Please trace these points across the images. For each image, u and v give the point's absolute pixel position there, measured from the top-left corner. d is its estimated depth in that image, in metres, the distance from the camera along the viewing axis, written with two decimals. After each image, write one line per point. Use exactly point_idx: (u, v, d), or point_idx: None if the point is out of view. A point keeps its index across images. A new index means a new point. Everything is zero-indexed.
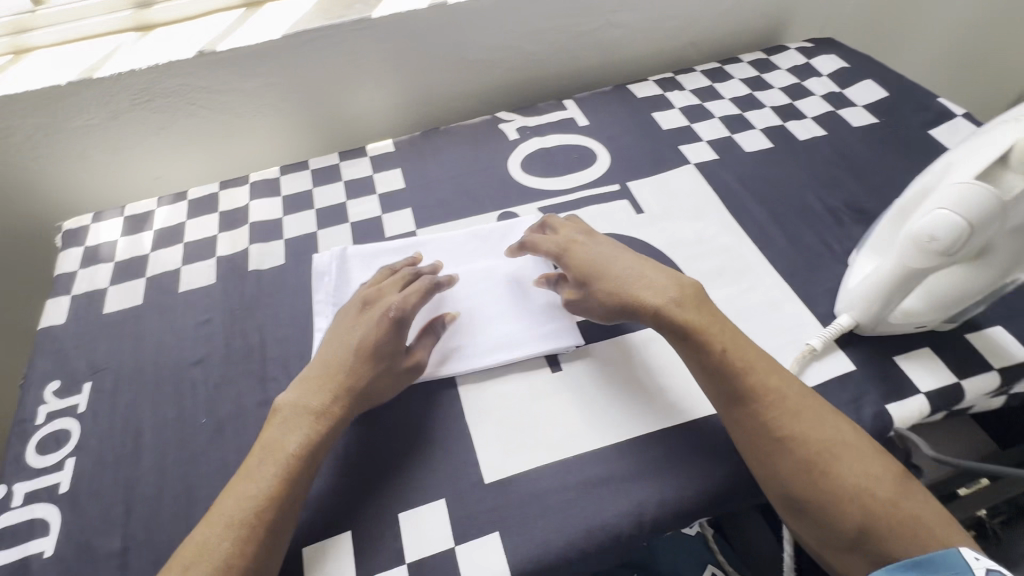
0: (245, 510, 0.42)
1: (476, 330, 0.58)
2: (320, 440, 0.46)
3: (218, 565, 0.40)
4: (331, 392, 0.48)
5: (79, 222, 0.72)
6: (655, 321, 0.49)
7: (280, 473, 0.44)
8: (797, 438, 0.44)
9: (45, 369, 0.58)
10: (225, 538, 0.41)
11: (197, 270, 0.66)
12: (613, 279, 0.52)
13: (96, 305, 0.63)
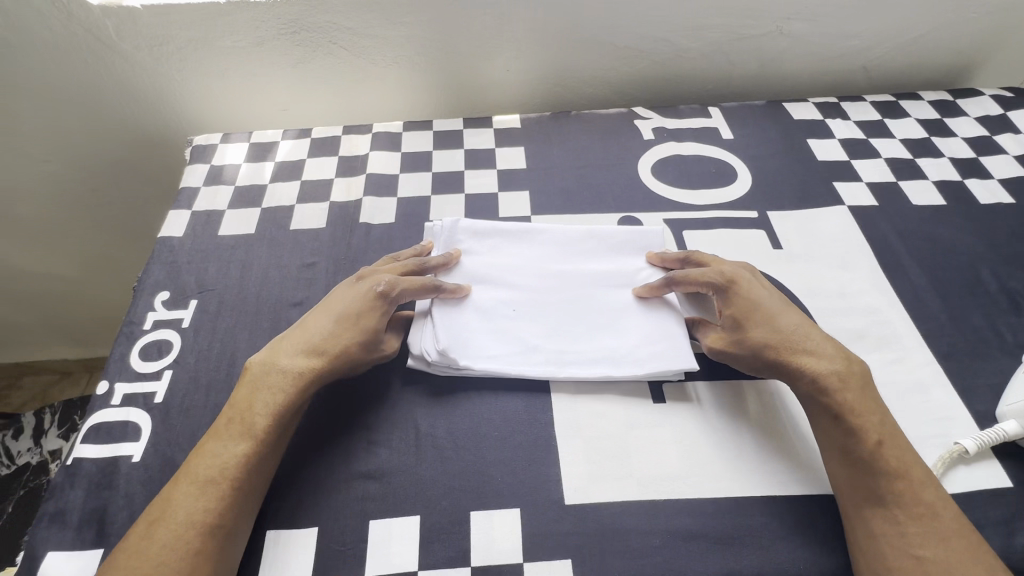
0: (208, 468, 0.43)
1: (581, 338, 0.54)
2: (286, 403, 0.46)
3: (182, 517, 0.40)
4: (302, 359, 0.48)
5: (209, 139, 0.74)
6: (809, 389, 0.46)
7: (247, 436, 0.44)
8: (935, 564, 0.39)
9: (158, 277, 0.60)
10: (188, 493, 0.41)
11: (310, 211, 0.65)
12: (777, 332, 0.48)
13: (213, 225, 0.64)
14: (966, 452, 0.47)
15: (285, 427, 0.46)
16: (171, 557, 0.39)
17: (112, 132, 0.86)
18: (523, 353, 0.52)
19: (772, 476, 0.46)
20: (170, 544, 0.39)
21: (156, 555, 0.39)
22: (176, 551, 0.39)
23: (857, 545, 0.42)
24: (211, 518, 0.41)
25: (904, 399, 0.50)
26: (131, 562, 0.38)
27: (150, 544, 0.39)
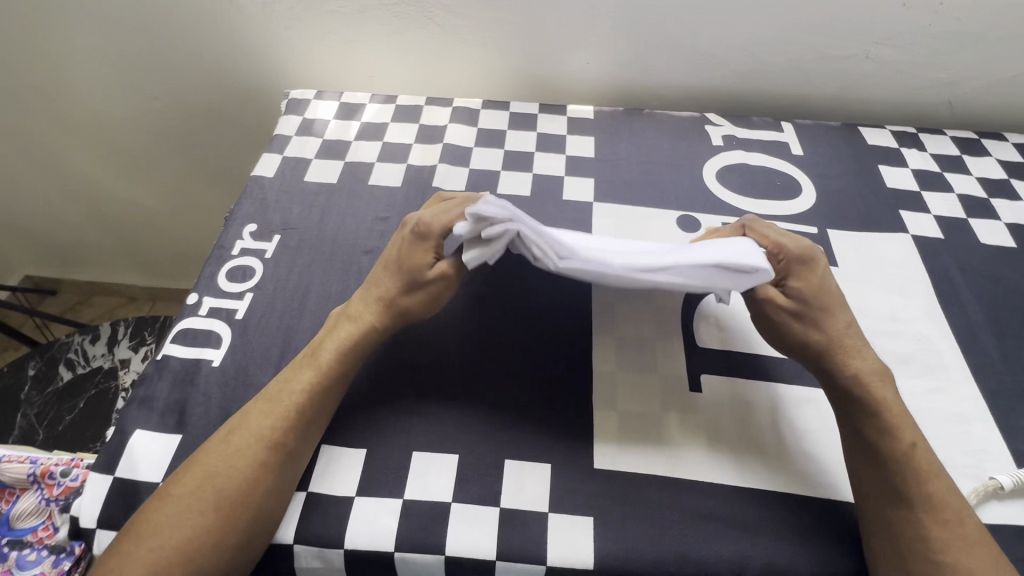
0: (280, 395, 0.47)
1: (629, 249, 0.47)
2: (352, 349, 0.49)
3: (252, 430, 0.45)
4: (369, 303, 0.51)
5: (303, 94, 0.80)
6: (857, 389, 0.46)
7: (315, 368, 0.48)
8: (958, 566, 0.40)
9: (248, 211, 0.65)
10: (259, 411, 0.46)
11: (387, 170, 0.70)
12: (835, 323, 0.47)
13: (300, 170, 0.69)
14: (1000, 487, 0.47)
15: (348, 371, 0.49)
16: (240, 465, 0.43)
17: (215, 79, 0.94)
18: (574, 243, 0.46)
19: (796, 474, 0.48)
20: (240, 455, 0.44)
21: (228, 460, 0.44)
22: (244, 462, 0.44)
23: (877, 544, 0.43)
24: (277, 438, 0.45)
25: (942, 427, 0.51)
26: (206, 463, 0.43)
27: (224, 451, 0.44)
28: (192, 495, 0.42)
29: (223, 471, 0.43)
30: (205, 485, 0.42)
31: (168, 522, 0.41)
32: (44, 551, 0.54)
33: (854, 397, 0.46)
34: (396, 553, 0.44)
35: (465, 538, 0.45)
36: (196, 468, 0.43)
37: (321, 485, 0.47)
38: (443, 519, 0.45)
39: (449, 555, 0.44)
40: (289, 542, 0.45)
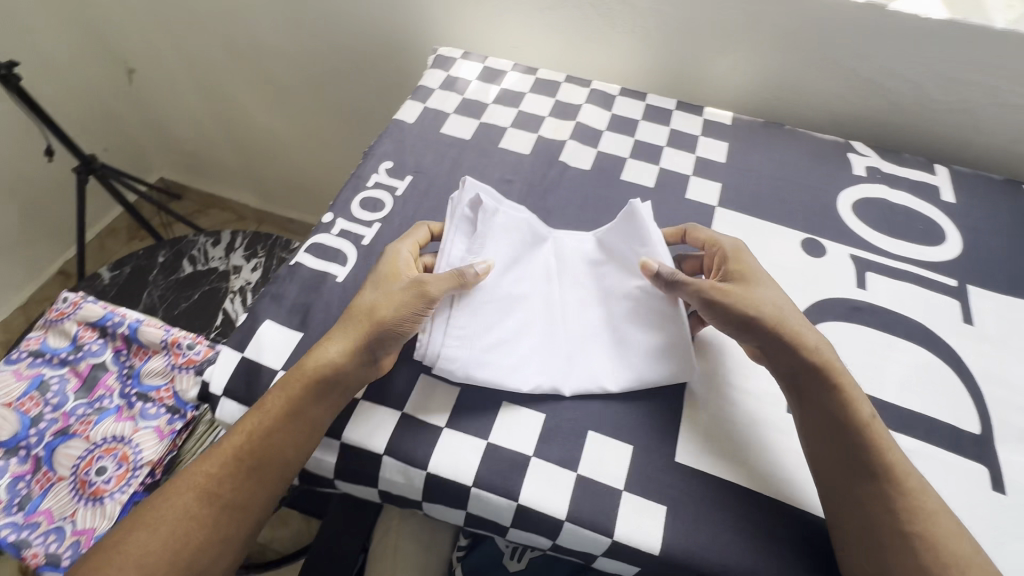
0: (227, 442, 0.48)
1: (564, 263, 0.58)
2: (297, 402, 0.47)
3: (200, 474, 0.47)
4: (337, 336, 0.49)
5: (451, 52, 0.83)
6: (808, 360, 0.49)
7: (262, 420, 0.47)
8: (923, 538, 0.42)
9: (386, 149, 0.70)
10: (209, 455, 0.48)
11: (518, 136, 0.72)
12: (774, 302, 0.51)
13: (438, 121, 0.73)
14: None
15: (295, 421, 0.47)
16: (171, 524, 0.45)
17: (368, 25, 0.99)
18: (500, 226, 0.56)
19: None
20: (177, 510, 0.46)
21: (163, 519, 0.46)
22: (179, 518, 0.46)
23: (851, 508, 0.44)
24: (213, 491, 0.47)
25: None
26: (143, 521, 0.46)
27: (160, 510, 0.46)
28: (125, 550, 0.44)
29: (156, 532, 0.45)
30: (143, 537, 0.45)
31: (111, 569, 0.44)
32: (163, 408, 0.64)
33: (816, 372, 0.48)
34: (473, 489, 0.47)
35: (539, 492, 0.46)
36: (135, 524, 0.46)
37: (415, 407, 0.50)
38: (522, 470, 0.47)
39: (522, 504, 0.46)
40: (380, 450, 0.48)
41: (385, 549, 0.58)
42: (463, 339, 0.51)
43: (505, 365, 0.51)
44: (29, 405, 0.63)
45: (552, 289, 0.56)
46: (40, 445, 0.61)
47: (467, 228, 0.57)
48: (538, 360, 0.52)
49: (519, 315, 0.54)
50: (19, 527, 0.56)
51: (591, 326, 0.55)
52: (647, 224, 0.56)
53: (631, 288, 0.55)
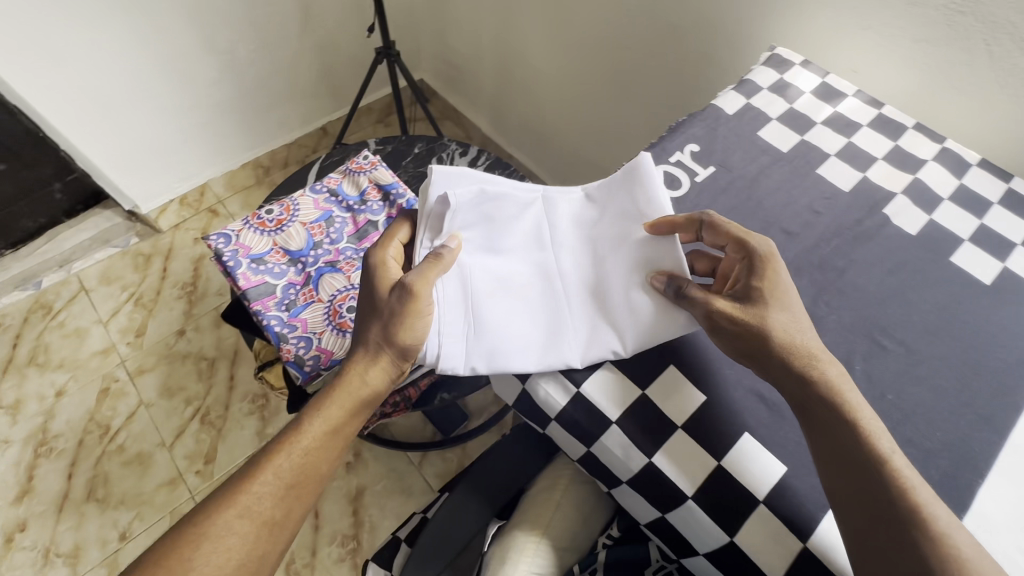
0: (268, 468, 0.53)
1: (560, 237, 0.58)
2: (338, 422, 0.56)
3: (243, 497, 0.52)
4: (360, 368, 0.58)
5: (791, 56, 0.75)
6: (779, 351, 0.49)
7: (307, 444, 0.55)
8: None
9: (695, 132, 0.66)
10: (251, 480, 0.53)
11: (840, 169, 0.64)
12: (788, 321, 0.50)
13: (757, 123, 0.67)
14: None
15: (335, 438, 0.56)
16: (221, 541, 0.50)
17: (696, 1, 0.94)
18: (482, 215, 0.57)
19: None
20: (222, 530, 0.50)
21: (211, 537, 0.50)
22: (227, 536, 0.50)
23: (882, 509, 0.43)
24: (255, 510, 0.52)
25: None
26: (191, 541, 0.49)
27: (203, 530, 0.50)
28: (183, 566, 0.49)
29: (205, 552, 0.49)
30: (197, 556, 0.49)
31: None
32: None
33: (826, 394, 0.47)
34: (689, 502, 0.47)
35: (755, 541, 0.45)
36: (181, 542, 0.50)
37: (657, 394, 0.51)
38: (744, 512, 0.46)
39: (734, 543, 0.46)
40: (612, 419, 0.50)
41: (546, 500, 0.61)
42: (460, 326, 0.53)
43: (507, 348, 0.52)
44: (316, 231, 0.74)
45: (548, 260, 0.57)
46: (313, 266, 0.72)
47: (433, 221, 0.57)
48: (541, 336, 0.53)
49: (512, 286, 0.56)
50: (283, 322, 0.68)
51: (595, 289, 0.55)
52: (645, 173, 0.56)
53: (637, 247, 0.55)
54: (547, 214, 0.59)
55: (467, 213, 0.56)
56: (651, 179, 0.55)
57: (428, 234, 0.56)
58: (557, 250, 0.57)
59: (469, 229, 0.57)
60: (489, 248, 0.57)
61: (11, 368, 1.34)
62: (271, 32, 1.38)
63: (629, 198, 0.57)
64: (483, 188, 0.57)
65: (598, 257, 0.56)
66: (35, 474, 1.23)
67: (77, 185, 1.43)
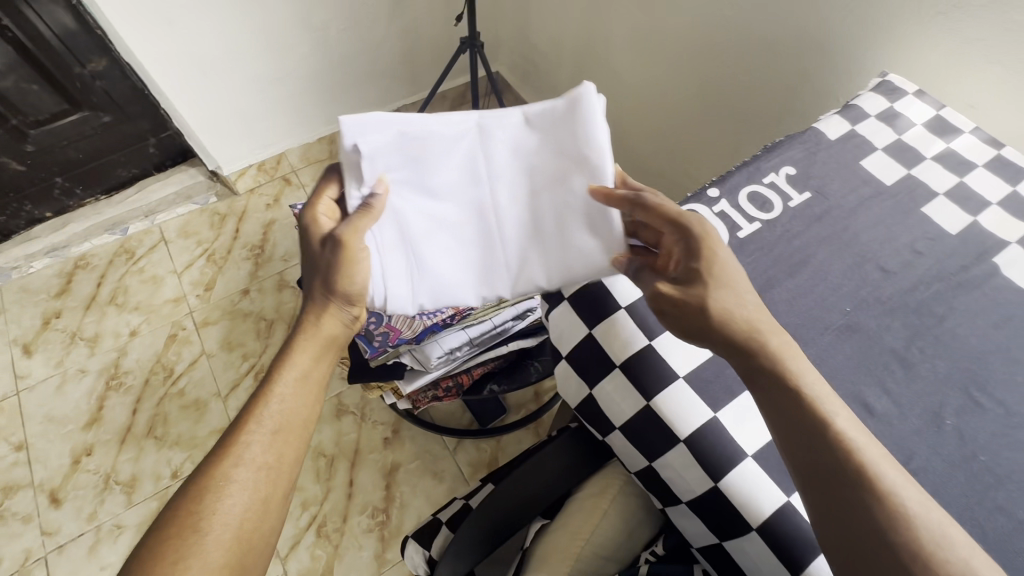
0: (250, 418, 0.54)
1: (496, 174, 0.56)
2: (305, 366, 0.58)
3: (235, 448, 0.52)
4: (313, 318, 0.60)
5: (904, 83, 0.71)
6: (720, 329, 0.48)
7: (281, 390, 0.56)
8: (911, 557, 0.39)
9: (793, 154, 0.64)
10: (238, 432, 0.53)
11: (948, 210, 0.60)
12: (733, 302, 0.48)
13: (861, 151, 0.64)
14: None
15: (307, 383, 0.58)
16: (227, 489, 0.50)
17: (800, 22, 0.91)
18: (412, 158, 0.54)
19: None
20: (226, 478, 0.50)
21: (216, 484, 0.50)
22: (231, 483, 0.50)
23: None
24: (248, 457, 0.52)
25: None
26: (194, 494, 0.49)
27: (207, 481, 0.50)
28: (193, 520, 0.48)
29: (208, 502, 0.49)
30: (207, 504, 0.49)
31: (192, 539, 0.47)
32: None
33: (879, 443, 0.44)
34: (753, 533, 0.46)
35: None
36: (191, 495, 0.49)
37: (727, 417, 0.49)
38: (810, 554, 0.45)
39: None
40: (681, 436, 0.49)
41: (594, 506, 0.60)
42: (396, 271, 0.57)
43: (451, 287, 0.58)
44: None
45: (483, 198, 0.57)
46: None
47: (353, 172, 0.55)
48: (474, 271, 0.58)
49: (445, 225, 0.57)
50: None
51: (531, 227, 0.57)
52: (591, 107, 0.53)
53: (574, 183, 0.55)
54: (478, 145, 0.56)
55: (388, 156, 0.54)
56: (591, 119, 0.53)
57: (351, 184, 0.54)
58: (494, 188, 0.56)
59: (398, 179, 0.55)
60: (423, 193, 0.56)
61: (93, 305, 1.44)
62: (364, 14, 1.42)
63: (573, 128, 0.54)
64: (401, 130, 0.53)
65: (534, 194, 0.57)
66: (104, 405, 1.33)
67: (169, 142, 1.52)
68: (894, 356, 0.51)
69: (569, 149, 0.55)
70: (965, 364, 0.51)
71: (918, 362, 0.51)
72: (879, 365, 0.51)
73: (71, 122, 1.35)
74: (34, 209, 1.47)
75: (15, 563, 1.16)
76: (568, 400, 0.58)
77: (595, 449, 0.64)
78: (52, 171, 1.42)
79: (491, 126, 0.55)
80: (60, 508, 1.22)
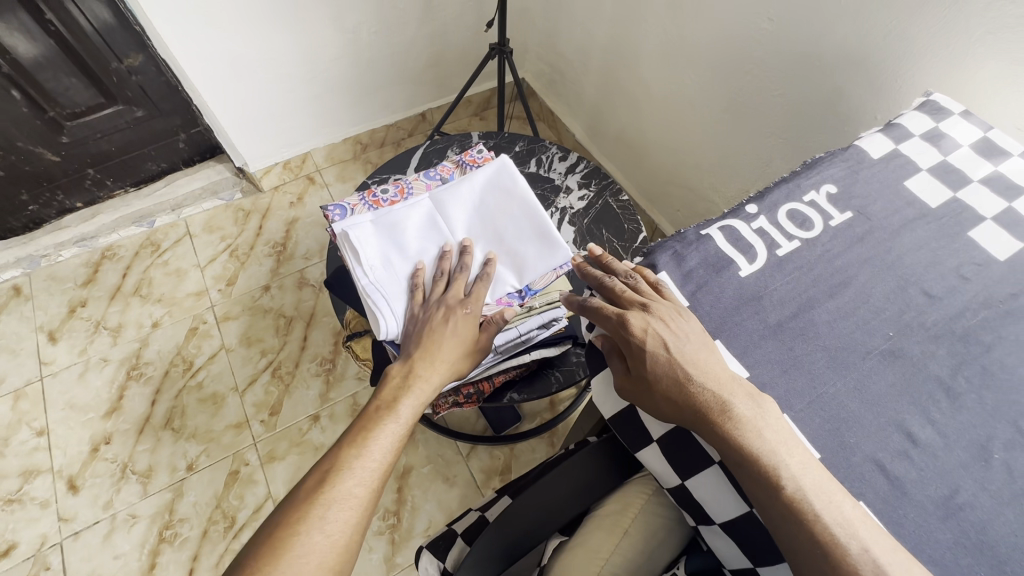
0: (366, 442, 0.57)
1: (454, 222, 0.80)
2: (417, 408, 0.61)
3: (353, 465, 0.55)
4: (432, 371, 0.64)
5: (950, 104, 0.68)
6: (672, 412, 0.49)
7: (397, 424, 0.59)
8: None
9: (833, 173, 0.62)
10: (355, 452, 0.56)
11: (997, 234, 0.58)
12: (679, 384, 0.49)
13: (904, 172, 0.62)
14: None
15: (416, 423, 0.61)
16: (344, 506, 0.52)
17: (840, 39, 0.89)
18: (392, 229, 0.77)
19: None
20: (346, 495, 0.53)
21: (335, 495, 0.52)
22: (350, 499, 0.53)
23: None
24: (363, 479, 0.54)
25: None
26: (312, 499, 0.52)
27: (327, 495, 0.52)
28: (306, 524, 0.50)
29: (323, 510, 0.51)
30: (324, 514, 0.51)
31: (310, 546, 0.50)
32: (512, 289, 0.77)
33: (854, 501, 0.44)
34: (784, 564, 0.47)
35: None
36: (309, 501, 0.52)
37: None
38: None
39: None
40: (714, 459, 0.50)
41: (615, 523, 0.59)
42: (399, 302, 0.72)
43: None
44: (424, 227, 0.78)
45: (447, 240, 0.78)
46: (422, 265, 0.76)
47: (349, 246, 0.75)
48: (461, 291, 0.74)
49: (426, 261, 0.76)
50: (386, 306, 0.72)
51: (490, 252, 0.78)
52: (503, 170, 0.84)
53: (512, 213, 0.80)
54: (434, 208, 0.80)
55: (371, 230, 0.76)
56: (513, 172, 0.83)
57: (353, 253, 0.74)
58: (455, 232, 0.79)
59: (385, 245, 0.76)
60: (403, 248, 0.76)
61: (118, 295, 1.47)
62: (395, 17, 1.43)
63: (496, 182, 0.83)
64: (377, 218, 0.77)
65: (485, 226, 0.79)
66: (124, 394, 1.34)
67: (199, 138, 1.55)
68: (938, 385, 0.50)
69: (498, 196, 0.82)
70: (1013, 397, 0.49)
71: (961, 393, 0.49)
72: (921, 395, 0.49)
73: (105, 116, 1.38)
74: (66, 199, 1.50)
75: (32, 547, 1.18)
76: (602, 411, 0.58)
77: (622, 462, 0.63)
78: (84, 163, 1.45)
79: (439, 196, 0.81)
80: (77, 495, 1.23)
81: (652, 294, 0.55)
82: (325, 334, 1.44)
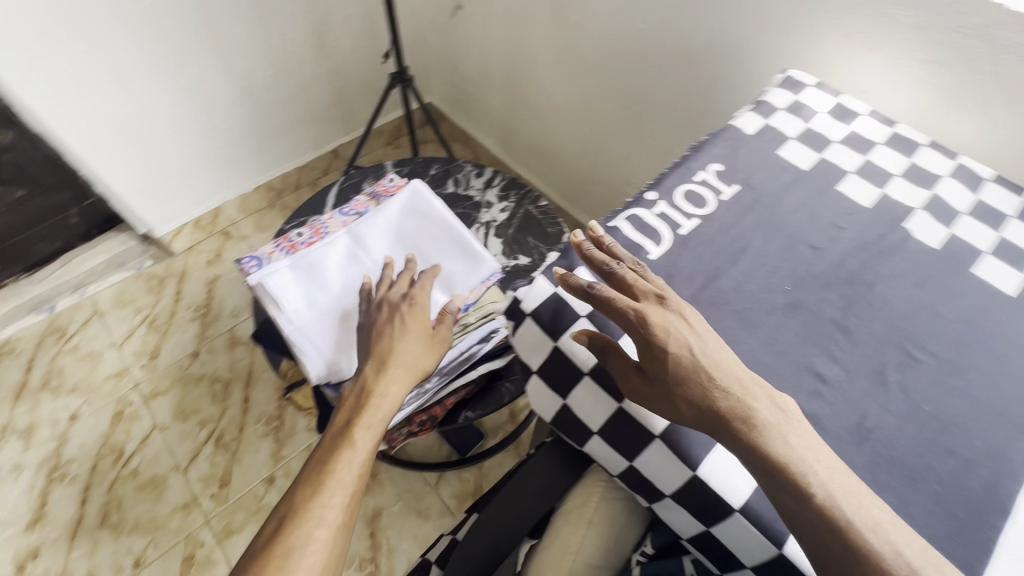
0: (320, 480, 0.55)
1: (375, 254, 0.79)
2: (373, 431, 0.59)
3: (309, 506, 0.53)
4: (385, 388, 0.62)
5: (804, 78, 0.76)
6: (694, 417, 0.48)
7: (355, 452, 0.57)
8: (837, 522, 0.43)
9: (718, 152, 0.68)
10: (310, 493, 0.54)
11: (860, 185, 0.65)
12: (704, 389, 0.48)
13: (776, 142, 0.69)
14: None
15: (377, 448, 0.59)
16: (306, 551, 0.50)
17: (709, 29, 0.98)
18: (311, 271, 0.75)
19: None
20: (306, 538, 0.51)
21: (294, 541, 0.51)
22: (311, 542, 0.51)
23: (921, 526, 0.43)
24: (323, 519, 0.52)
25: None
26: (268, 551, 0.50)
27: (287, 542, 0.51)
28: None
29: (281, 560, 0.49)
30: (285, 565, 0.49)
31: None
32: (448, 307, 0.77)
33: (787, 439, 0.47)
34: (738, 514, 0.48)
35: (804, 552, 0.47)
36: (267, 554, 0.50)
37: None
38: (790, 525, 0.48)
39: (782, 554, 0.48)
40: (655, 430, 0.52)
41: (579, 516, 0.61)
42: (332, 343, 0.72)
43: None
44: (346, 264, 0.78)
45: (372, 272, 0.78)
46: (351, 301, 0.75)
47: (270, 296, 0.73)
48: None
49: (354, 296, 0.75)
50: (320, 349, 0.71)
51: None
52: (416, 194, 0.84)
53: (432, 235, 0.81)
54: (353, 242, 0.80)
55: (290, 276, 0.74)
56: (427, 194, 0.84)
57: (274, 302, 0.72)
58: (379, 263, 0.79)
59: (306, 288, 0.74)
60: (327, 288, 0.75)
61: (23, 393, 1.33)
62: (289, 59, 1.41)
63: (412, 207, 0.83)
64: (293, 262, 0.75)
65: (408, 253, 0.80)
66: (47, 500, 1.22)
67: (93, 210, 1.45)
68: (835, 325, 0.55)
69: (417, 220, 0.82)
70: (897, 323, 0.55)
71: (855, 329, 0.55)
72: (823, 337, 0.54)
73: None
74: None
75: None
76: (543, 416, 0.60)
77: (577, 456, 0.64)
78: None
79: (355, 229, 0.81)
80: None
81: (663, 289, 0.53)
82: (267, 391, 1.38)
